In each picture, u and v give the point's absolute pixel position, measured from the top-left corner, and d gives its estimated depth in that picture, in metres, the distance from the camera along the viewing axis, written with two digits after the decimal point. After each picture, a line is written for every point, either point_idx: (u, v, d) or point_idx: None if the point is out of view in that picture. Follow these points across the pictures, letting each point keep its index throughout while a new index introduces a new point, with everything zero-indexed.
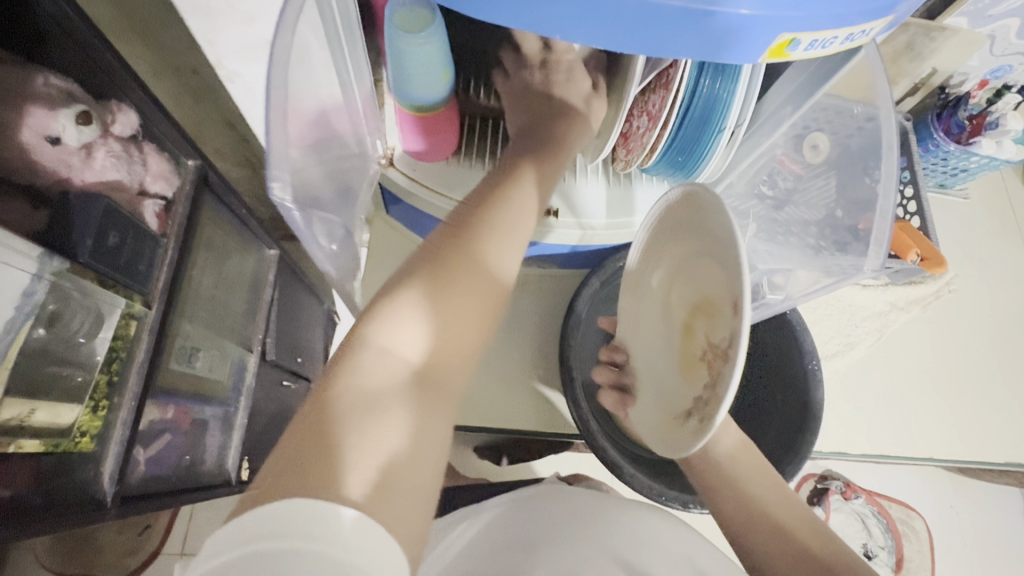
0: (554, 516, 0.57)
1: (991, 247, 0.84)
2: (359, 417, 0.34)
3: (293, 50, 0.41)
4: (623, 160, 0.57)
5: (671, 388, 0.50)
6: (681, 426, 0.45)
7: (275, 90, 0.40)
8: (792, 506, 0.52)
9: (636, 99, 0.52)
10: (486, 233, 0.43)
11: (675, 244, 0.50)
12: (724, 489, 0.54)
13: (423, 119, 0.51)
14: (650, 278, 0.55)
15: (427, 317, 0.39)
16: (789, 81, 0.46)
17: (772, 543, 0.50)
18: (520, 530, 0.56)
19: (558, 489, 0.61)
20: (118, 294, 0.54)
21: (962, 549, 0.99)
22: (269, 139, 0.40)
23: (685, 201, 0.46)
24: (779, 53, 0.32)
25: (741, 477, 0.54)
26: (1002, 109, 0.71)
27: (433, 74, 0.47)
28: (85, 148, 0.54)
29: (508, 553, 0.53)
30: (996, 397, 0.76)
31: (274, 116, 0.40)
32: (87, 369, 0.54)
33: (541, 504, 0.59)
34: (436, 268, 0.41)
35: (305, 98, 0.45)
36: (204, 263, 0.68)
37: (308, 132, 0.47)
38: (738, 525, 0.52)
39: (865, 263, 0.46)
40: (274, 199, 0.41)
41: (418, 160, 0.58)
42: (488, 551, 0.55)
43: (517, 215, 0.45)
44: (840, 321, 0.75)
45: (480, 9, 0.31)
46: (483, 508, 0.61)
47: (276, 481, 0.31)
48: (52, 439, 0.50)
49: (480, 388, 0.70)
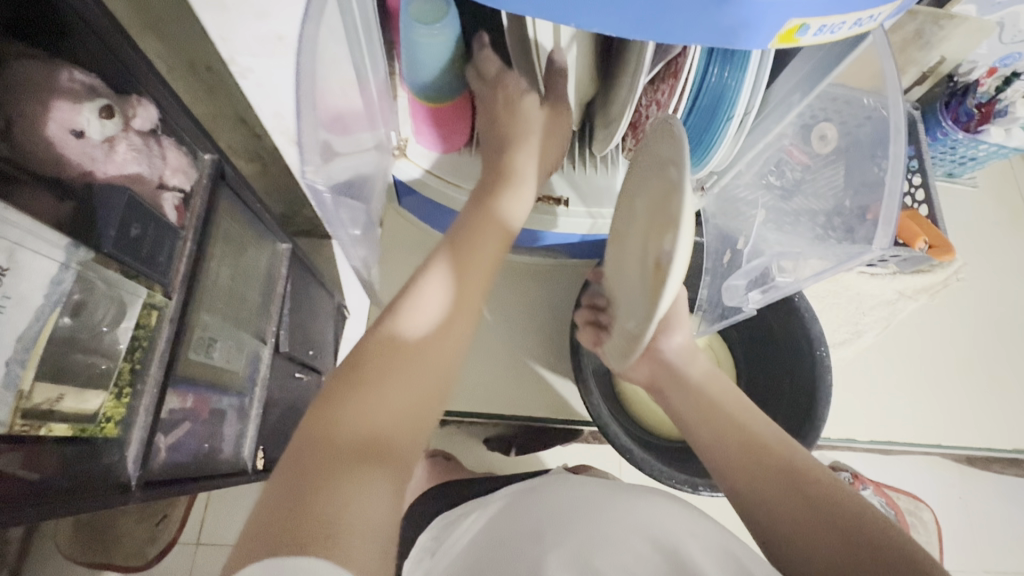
0: (564, 498, 0.56)
1: (1000, 236, 0.85)
2: (339, 451, 0.36)
3: (319, 52, 0.43)
4: (632, 150, 0.58)
5: (631, 308, 0.50)
6: (636, 341, 0.47)
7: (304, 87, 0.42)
8: (801, 455, 0.50)
9: (644, 89, 0.52)
10: (454, 272, 0.46)
11: (645, 181, 0.47)
12: (733, 430, 0.53)
13: (436, 109, 0.52)
14: (629, 206, 0.52)
15: (409, 349, 0.42)
16: (798, 68, 0.46)
17: (773, 481, 0.48)
18: (524, 521, 0.54)
19: (569, 481, 0.61)
20: (140, 284, 0.56)
21: (971, 540, 0.99)
22: (298, 130, 0.43)
23: (655, 130, 0.46)
24: (790, 38, 0.33)
25: (773, 452, 0.50)
26: (1012, 97, 0.71)
27: (446, 63, 0.48)
28: (107, 141, 0.55)
29: (517, 533, 0.52)
30: (1004, 385, 0.77)
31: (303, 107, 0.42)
32: (111, 357, 0.55)
33: (552, 489, 0.59)
34: (409, 311, 0.44)
35: (332, 94, 0.48)
36: (222, 255, 0.70)
37: (335, 125, 0.50)
38: (738, 462, 0.51)
39: (874, 242, 0.47)
40: (305, 182, 0.45)
41: (433, 151, 0.59)
42: (496, 534, 0.54)
43: (487, 254, 0.48)
44: (847, 310, 0.75)
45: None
46: (490, 502, 0.62)
47: (272, 522, 0.33)
48: (80, 424, 0.52)
49: (492, 377, 0.72)
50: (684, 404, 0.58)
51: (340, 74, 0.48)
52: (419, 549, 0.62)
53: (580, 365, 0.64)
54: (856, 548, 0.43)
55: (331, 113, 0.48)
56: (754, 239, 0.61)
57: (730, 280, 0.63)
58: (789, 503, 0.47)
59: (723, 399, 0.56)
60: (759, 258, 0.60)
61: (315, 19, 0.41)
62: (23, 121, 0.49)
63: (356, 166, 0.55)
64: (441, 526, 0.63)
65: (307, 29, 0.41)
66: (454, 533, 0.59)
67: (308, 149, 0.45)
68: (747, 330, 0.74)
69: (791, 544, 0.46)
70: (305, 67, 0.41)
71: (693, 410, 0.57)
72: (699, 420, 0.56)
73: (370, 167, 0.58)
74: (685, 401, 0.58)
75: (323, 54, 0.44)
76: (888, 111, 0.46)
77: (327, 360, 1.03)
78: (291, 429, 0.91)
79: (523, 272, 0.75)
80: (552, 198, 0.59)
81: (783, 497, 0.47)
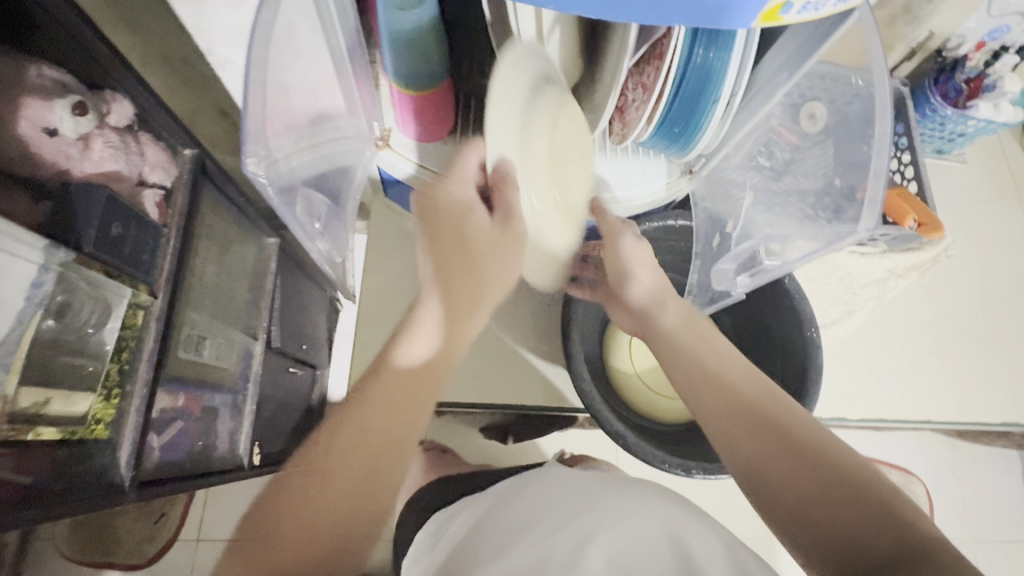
0: (552, 494, 0.56)
1: (989, 212, 0.85)
2: (311, 484, 0.46)
3: (279, 33, 0.40)
4: (619, 134, 0.56)
5: (554, 222, 0.56)
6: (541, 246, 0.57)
7: (256, 71, 0.38)
8: (769, 397, 0.51)
9: (629, 72, 0.50)
10: (431, 333, 0.53)
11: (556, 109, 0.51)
12: (712, 383, 0.53)
13: (418, 98, 0.51)
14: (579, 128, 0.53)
15: (384, 389, 0.50)
16: (783, 48, 0.46)
17: (752, 436, 0.49)
18: (511, 512, 0.54)
19: (556, 476, 0.61)
20: (124, 284, 0.55)
21: (962, 511, 1.02)
22: (245, 115, 0.38)
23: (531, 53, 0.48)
24: (773, 16, 0.32)
25: (742, 389, 0.52)
26: (1000, 72, 0.71)
27: (427, 51, 0.46)
28: (82, 139, 0.55)
29: (504, 525, 0.53)
30: (992, 360, 0.78)
31: (252, 93, 0.38)
32: (98, 359, 0.54)
33: (536, 483, 0.59)
34: (379, 386, 0.50)
35: (289, 80, 0.44)
36: (206, 252, 0.69)
37: (287, 117, 0.45)
38: (719, 415, 0.51)
39: (860, 223, 0.46)
40: (248, 176, 0.39)
41: (417, 142, 0.58)
42: (484, 525, 0.54)
43: (451, 333, 0.54)
44: (839, 289, 0.75)
45: None
46: (484, 497, 0.62)
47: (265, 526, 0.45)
48: (68, 427, 0.51)
49: (482, 367, 0.72)
50: (671, 357, 0.57)
51: (297, 57, 0.44)
52: (418, 545, 0.62)
53: (573, 351, 0.60)
54: (824, 498, 0.43)
55: (292, 106, 0.45)
56: (743, 220, 0.60)
57: (719, 263, 0.61)
58: (762, 454, 0.47)
59: (708, 352, 0.56)
60: (749, 241, 0.58)
61: (273, 5, 0.38)
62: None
63: (315, 158, 0.51)
64: (439, 522, 0.64)
65: (264, 14, 0.37)
66: (451, 528, 0.59)
67: (255, 137, 0.39)
68: (739, 313, 0.74)
69: (770, 488, 0.46)
70: (260, 55, 0.38)
71: (677, 364, 0.56)
72: (683, 374, 0.56)
73: (334, 154, 0.54)
74: (672, 357, 0.57)
75: (281, 39, 0.40)
76: (874, 89, 0.45)
77: (321, 354, 1.03)
78: (286, 424, 0.91)
79: None
80: None
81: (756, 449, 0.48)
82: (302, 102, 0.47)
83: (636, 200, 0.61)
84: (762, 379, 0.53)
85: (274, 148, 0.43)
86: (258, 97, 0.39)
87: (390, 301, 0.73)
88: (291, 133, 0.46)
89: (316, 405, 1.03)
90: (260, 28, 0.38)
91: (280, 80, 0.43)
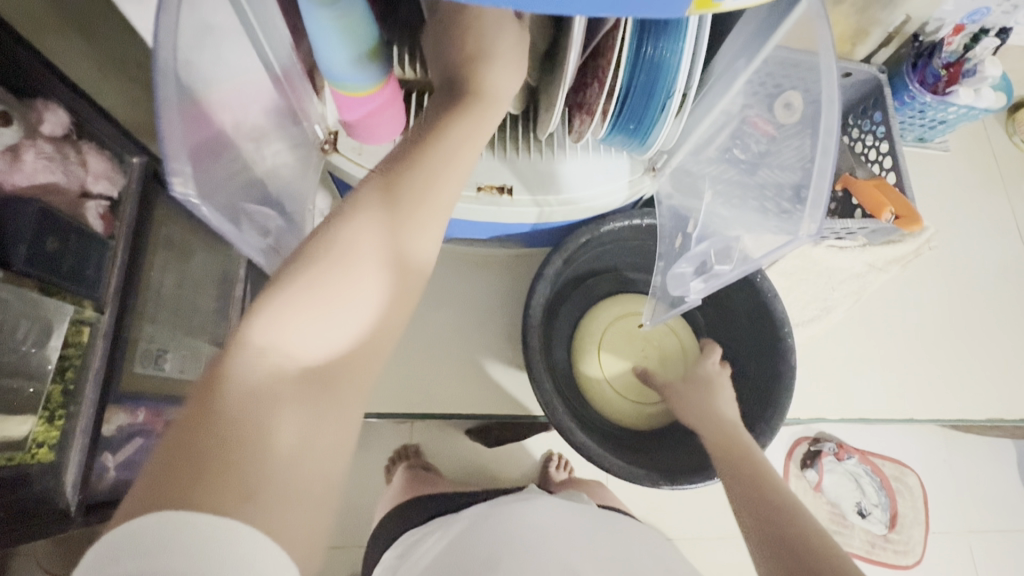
0: (522, 524, 0.56)
1: (975, 199, 0.82)
2: (252, 425, 0.30)
3: (191, 27, 0.37)
4: (576, 131, 0.52)
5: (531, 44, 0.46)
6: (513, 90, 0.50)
7: (169, 82, 0.36)
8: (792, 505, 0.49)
9: (587, 66, 0.47)
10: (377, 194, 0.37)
11: None
12: (734, 455, 0.54)
13: (365, 99, 0.47)
14: None
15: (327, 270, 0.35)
16: (741, 34, 0.43)
17: (760, 511, 0.49)
18: (482, 540, 0.54)
19: (530, 500, 0.60)
20: (65, 301, 0.53)
21: (958, 502, 1.00)
22: (162, 132, 0.36)
23: None
24: (706, 3, 0.29)
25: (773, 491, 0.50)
26: (980, 56, 0.67)
27: (361, 48, 0.42)
28: (11, 150, 0.51)
29: (477, 557, 0.52)
30: (982, 353, 0.76)
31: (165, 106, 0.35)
32: (40, 380, 0.52)
33: (512, 506, 0.59)
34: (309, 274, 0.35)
35: (215, 85, 0.42)
36: (164, 262, 0.67)
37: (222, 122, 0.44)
38: (734, 486, 0.52)
39: (801, 227, 0.44)
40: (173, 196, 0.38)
41: (365, 144, 0.54)
42: (457, 554, 0.54)
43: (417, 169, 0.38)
44: (817, 285, 0.72)
45: None
46: (458, 519, 0.60)
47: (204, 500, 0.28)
48: (7, 453, 0.49)
49: (450, 375, 0.69)
50: (698, 421, 0.60)
51: (215, 61, 0.41)
52: (383, 568, 0.61)
53: (533, 362, 0.57)
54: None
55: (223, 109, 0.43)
56: (703, 220, 0.57)
57: (676, 267, 0.59)
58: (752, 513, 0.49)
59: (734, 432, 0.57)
60: (705, 243, 0.56)
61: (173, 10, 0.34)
62: None
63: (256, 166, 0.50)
64: (406, 543, 0.62)
65: (164, 20, 0.34)
66: (424, 545, 0.58)
67: (174, 153, 0.37)
68: (714, 311, 0.72)
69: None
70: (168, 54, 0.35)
71: (704, 429, 0.59)
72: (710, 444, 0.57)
73: (280, 161, 0.54)
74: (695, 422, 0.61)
75: (192, 44, 0.38)
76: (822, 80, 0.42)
77: None
78: None
79: (482, 262, 0.72)
80: (495, 187, 0.55)
81: (751, 507, 0.50)
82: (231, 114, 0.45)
83: (597, 199, 0.57)
84: (758, 459, 0.54)
85: (201, 164, 0.40)
86: (176, 107, 0.37)
87: None
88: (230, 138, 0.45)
89: None
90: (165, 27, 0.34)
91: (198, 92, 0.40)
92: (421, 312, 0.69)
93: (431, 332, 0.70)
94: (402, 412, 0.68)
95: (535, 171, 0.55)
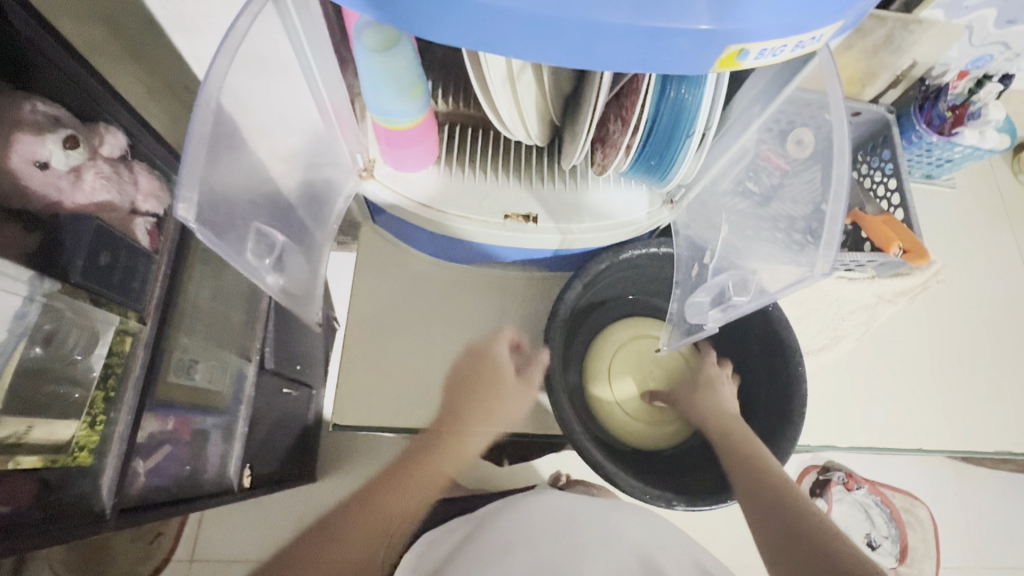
0: (534, 518, 0.58)
1: (983, 235, 0.85)
2: None
3: (247, 58, 0.41)
4: (600, 165, 0.56)
5: (561, 80, 0.50)
6: (544, 124, 0.54)
7: (212, 93, 0.38)
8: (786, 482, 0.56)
9: (611, 105, 0.51)
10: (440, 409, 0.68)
11: None
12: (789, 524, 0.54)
13: (403, 133, 0.49)
14: None
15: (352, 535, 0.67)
16: (757, 81, 0.47)
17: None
18: (496, 534, 0.56)
19: (546, 495, 0.63)
20: (112, 311, 0.57)
21: (968, 537, 1.00)
22: (184, 154, 0.36)
23: None
24: (730, 62, 0.32)
25: (776, 470, 0.57)
26: (985, 99, 0.71)
27: (406, 87, 0.45)
28: (73, 171, 0.55)
29: (490, 549, 0.54)
30: (988, 385, 0.77)
31: (200, 117, 0.37)
32: (84, 386, 0.55)
33: (522, 504, 0.61)
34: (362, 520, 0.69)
35: (262, 112, 0.46)
36: (201, 277, 0.71)
37: (265, 148, 0.48)
38: (781, 545, 0.53)
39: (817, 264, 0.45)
40: (176, 220, 0.36)
41: (400, 173, 0.57)
42: (469, 544, 0.57)
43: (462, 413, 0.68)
44: (827, 314, 0.75)
45: (419, 29, 0.32)
46: (468, 520, 0.64)
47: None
48: (51, 454, 0.51)
49: (469, 393, 0.70)
50: (739, 480, 0.57)
51: (263, 92, 0.46)
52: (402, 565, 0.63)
53: (552, 380, 0.59)
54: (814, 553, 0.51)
55: (273, 144, 0.50)
56: (720, 251, 0.59)
57: (694, 296, 0.60)
58: (755, 498, 0.55)
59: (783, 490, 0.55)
60: (722, 275, 0.57)
61: (230, 54, 0.39)
62: None
63: (296, 193, 0.55)
64: (425, 543, 0.63)
65: (218, 63, 0.38)
66: (436, 544, 0.61)
67: (185, 173, 0.36)
68: (726, 335, 0.75)
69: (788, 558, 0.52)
70: (218, 79, 0.38)
71: (742, 490, 0.56)
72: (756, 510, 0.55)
73: (314, 185, 0.57)
74: (722, 446, 0.62)
75: (250, 78, 0.43)
76: (830, 115, 0.45)
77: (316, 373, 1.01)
78: (284, 444, 0.90)
79: (500, 284, 0.73)
80: (521, 215, 0.57)
81: (752, 493, 0.56)
82: (270, 139, 0.49)
83: (620, 226, 0.59)
84: (756, 448, 0.60)
85: (219, 178, 0.41)
86: (207, 125, 0.38)
87: (374, 321, 0.71)
88: (269, 164, 0.49)
89: (312, 425, 1.01)
90: (231, 43, 0.39)
91: (246, 119, 0.44)
92: (442, 333, 0.71)
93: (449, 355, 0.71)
94: (414, 426, 0.68)
95: (558, 200, 0.58)
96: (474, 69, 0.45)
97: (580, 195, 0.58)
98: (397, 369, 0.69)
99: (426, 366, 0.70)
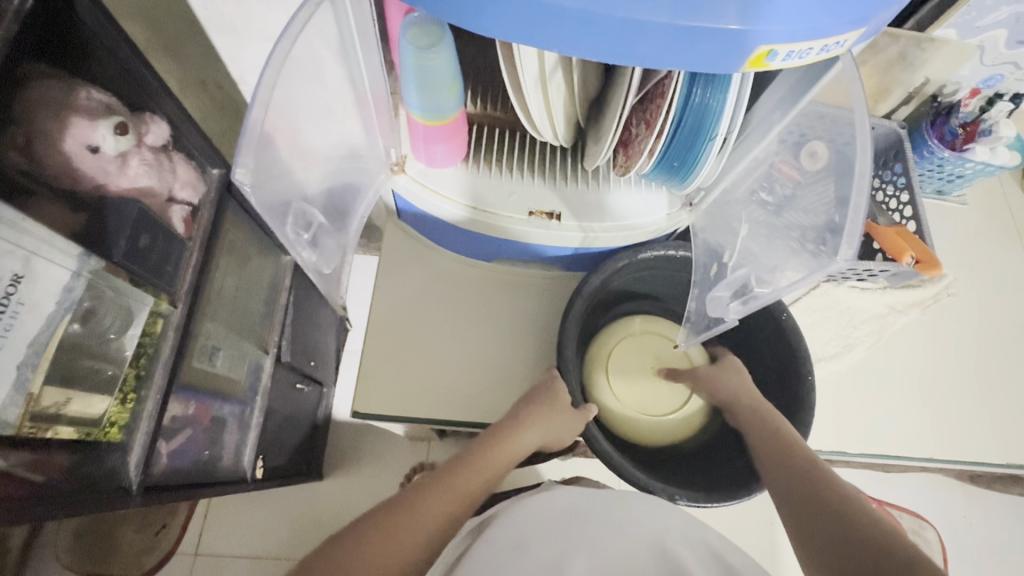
0: (547, 514, 0.57)
1: (993, 252, 0.86)
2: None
3: (299, 50, 0.44)
4: (622, 167, 0.58)
5: (590, 82, 0.52)
6: (569, 126, 0.56)
7: (269, 80, 0.41)
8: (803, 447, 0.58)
9: (635, 108, 0.53)
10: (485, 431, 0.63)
11: None
12: (805, 487, 0.53)
13: (436, 128, 0.52)
14: None
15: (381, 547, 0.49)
16: (779, 88, 0.49)
17: (837, 543, 0.47)
18: (510, 530, 0.55)
19: (554, 491, 0.62)
20: (147, 292, 0.59)
21: (976, 559, 0.98)
22: (245, 126, 0.41)
23: None
24: (759, 62, 0.34)
25: (793, 436, 0.59)
26: (996, 117, 0.73)
27: (443, 86, 0.48)
28: (120, 156, 0.59)
29: (501, 543, 0.53)
30: (997, 399, 0.77)
31: (258, 102, 0.41)
32: (117, 363, 0.57)
33: (528, 499, 0.61)
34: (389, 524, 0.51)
35: (306, 102, 0.49)
36: (225, 267, 0.70)
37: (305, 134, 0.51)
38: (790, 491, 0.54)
39: (838, 254, 0.45)
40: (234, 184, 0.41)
41: (431, 168, 0.59)
42: (483, 538, 0.55)
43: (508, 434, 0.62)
44: (839, 323, 0.76)
45: (470, 21, 0.34)
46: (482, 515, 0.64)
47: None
48: (85, 428, 0.54)
49: (487, 387, 0.71)
50: (765, 455, 0.58)
51: (310, 82, 0.49)
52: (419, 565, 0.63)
53: None
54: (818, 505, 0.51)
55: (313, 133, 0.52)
56: (739, 252, 0.60)
57: (714, 291, 0.61)
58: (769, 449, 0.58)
59: (801, 456, 0.56)
60: (742, 270, 0.58)
61: (292, 38, 0.41)
62: (45, 138, 0.52)
63: (332, 178, 0.58)
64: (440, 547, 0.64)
65: (281, 46, 0.41)
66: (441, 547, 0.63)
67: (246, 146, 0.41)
68: (739, 339, 0.76)
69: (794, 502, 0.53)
70: (276, 65, 0.41)
71: (763, 449, 0.59)
72: (779, 482, 0.55)
73: (348, 176, 0.60)
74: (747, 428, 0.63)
75: (299, 68, 0.46)
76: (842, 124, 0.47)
77: (328, 371, 1.02)
78: (294, 438, 0.91)
79: (516, 283, 0.75)
80: (544, 212, 0.59)
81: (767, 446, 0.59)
82: (311, 128, 0.52)
83: (640, 225, 0.61)
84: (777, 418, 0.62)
85: (264, 156, 0.44)
86: (265, 107, 0.42)
87: (395, 317, 0.72)
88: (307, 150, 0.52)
89: (321, 422, 1.01)
90: (292, 30, 0.41)
91: (291, 106, 0.47)
92: (460, 327, 0.73)
93: (466, 348, 0.72)
94: (429, 416, 0.69)
95: (580, 198, 0.60)
96: (509, 65, 0.48)
97: (602, 194, 0.60)
98: (416, 361, 0.71)
99: (444, 360, 0.71)
